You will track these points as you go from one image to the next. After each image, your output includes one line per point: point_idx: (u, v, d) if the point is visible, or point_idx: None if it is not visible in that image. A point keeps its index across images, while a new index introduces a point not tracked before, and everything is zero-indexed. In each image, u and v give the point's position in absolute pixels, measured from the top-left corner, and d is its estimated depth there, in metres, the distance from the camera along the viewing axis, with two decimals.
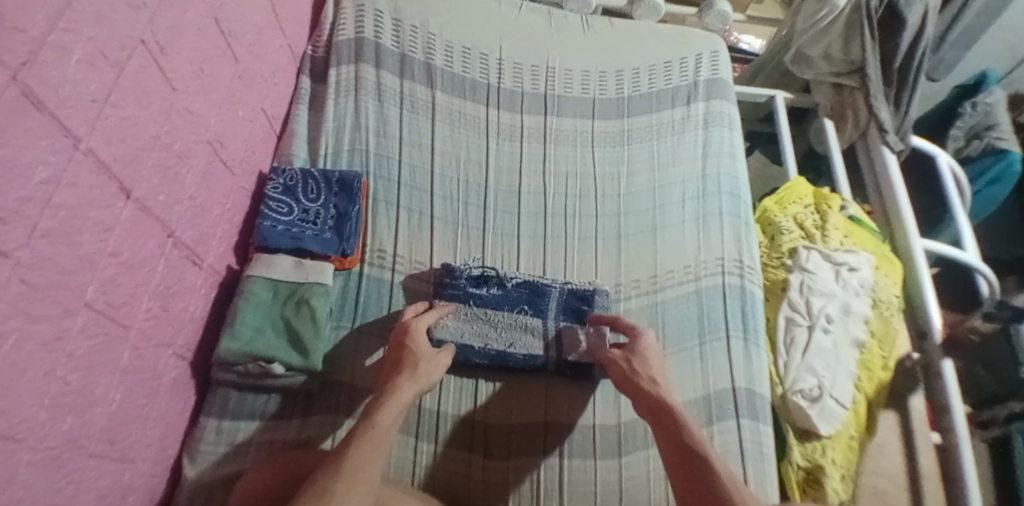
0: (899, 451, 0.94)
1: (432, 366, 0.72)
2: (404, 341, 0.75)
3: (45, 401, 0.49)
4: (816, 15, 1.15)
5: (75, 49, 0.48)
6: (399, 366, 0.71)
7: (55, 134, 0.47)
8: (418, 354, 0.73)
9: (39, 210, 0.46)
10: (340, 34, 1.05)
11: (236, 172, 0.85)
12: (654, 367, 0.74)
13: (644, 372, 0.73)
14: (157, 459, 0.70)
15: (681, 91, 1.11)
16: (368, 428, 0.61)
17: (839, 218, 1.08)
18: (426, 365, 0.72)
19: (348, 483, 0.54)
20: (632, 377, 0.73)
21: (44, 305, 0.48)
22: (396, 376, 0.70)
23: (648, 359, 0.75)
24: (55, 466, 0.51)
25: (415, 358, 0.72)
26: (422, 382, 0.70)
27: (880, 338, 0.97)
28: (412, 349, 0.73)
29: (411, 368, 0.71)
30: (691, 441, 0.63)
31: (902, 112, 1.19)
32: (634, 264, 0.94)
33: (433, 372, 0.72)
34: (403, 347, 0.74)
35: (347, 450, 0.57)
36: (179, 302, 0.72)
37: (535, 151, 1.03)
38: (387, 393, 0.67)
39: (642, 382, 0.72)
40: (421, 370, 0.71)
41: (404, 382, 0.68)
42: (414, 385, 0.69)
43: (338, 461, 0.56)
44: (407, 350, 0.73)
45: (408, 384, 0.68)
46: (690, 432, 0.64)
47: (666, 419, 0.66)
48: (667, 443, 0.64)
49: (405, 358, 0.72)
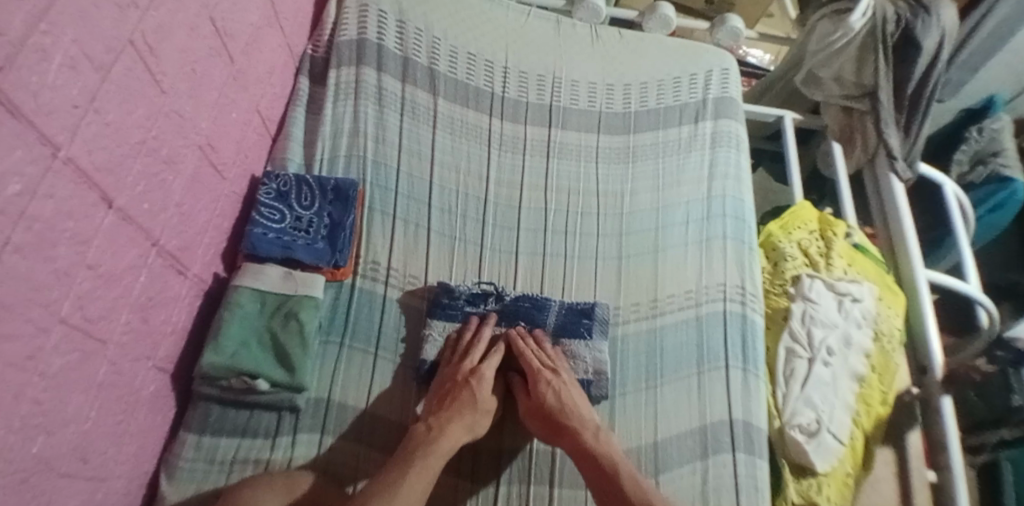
0: (894, 488, 0.92)
1: (488, 408, 0.75)
2: (470, 378, 0.77)
3: (14, 422, 0.46)
4: (832, 37, 1.13)
5: (55, 52, 0.45)
6: (459, 405, 0.73)
7: (31, 142, 0.43)
8: (478, 392, 0.75)
9: (12, 224, 0.42)
10: (342, 35, 1.02)
11: (227, 177, 0.81)
12: (571, 405, 0.75)
13: (558, 416, 0.74)
14: (132, 475, 0.67)
15: (689, 108, 1.08)
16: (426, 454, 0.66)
17: (844, 246, 1.05)
18: (484, 406, 0.75)
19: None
20: (551, 423, 0.74)
21: (15, 323, 0.45)
22: (456, 414, 0.72)
23: (562, 399, 0.75)
24: (23, 490, 0.48)
25: (473, 394, 0.75)
26: (475, 432, 0.73)
27: (880, 371, 0.95)
28: (475, 388, 0.75)
29: (472, 408, 0.74)
30: (626, 487, 0.66)
31: (913, 138, 1.17)
32: (634, 286, 0.92)
33: (487, 415, 0.75)
34: (466, 382, 0.76)
35: (411, 469, 0.64)
36: (161, 313, 0.68)
37: (538, 165, 1.00)
38: (440, 429, 0.70)
39: (563, 428, 0.73)
40: (479, 412, 0.74)
41: (459, 426, 0.71)
42: (466, 430, 0.72)
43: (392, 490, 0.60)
44: (471, 387, 0.76)
45: (464, 428, 0.72)
46: (624, 474, 0.68)
47: (596, 468, 0.69)
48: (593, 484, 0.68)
49: (464, 394, 0.75)
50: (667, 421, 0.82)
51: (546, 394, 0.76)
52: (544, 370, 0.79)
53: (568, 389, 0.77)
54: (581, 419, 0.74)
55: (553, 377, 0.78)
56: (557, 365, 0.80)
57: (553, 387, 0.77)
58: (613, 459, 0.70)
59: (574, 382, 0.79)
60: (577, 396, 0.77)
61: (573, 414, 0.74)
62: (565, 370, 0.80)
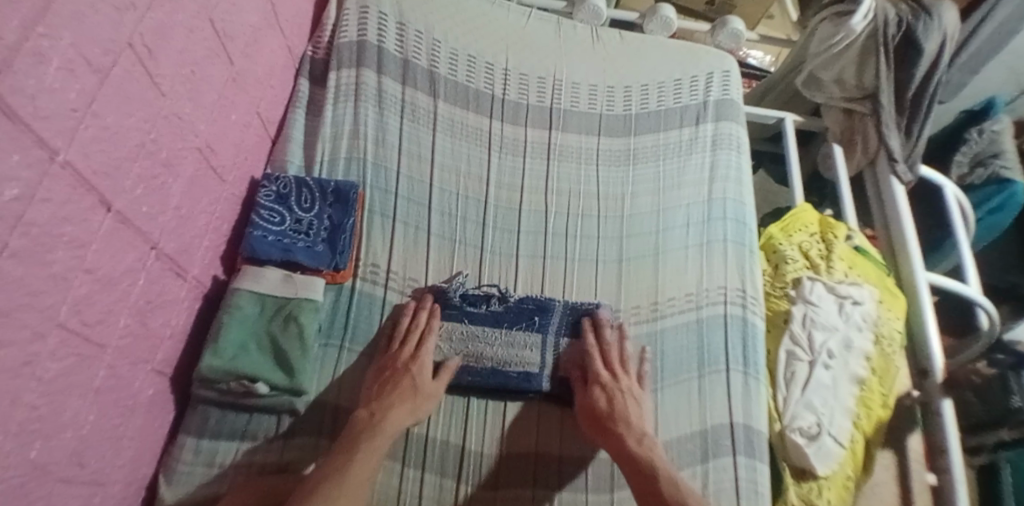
0: (894, 491, 0.92)
1: (430, 392, 0.75)
2: (410, 364, 0.76)
3: (10, 428, 0.46)
4: (832, 39, 1.12)
5: (53, 56, 0.45)
6: (399, 388, 0.73)
7: (28, 146, 0.43)
8: (416, 375, 0.75)
9: (8, 228, 0.42)
10: (342, 37, 1.02)
11: (226, 179, 0.81)
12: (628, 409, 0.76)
13: (608, 420, 0.75)
14: (131, 479, 0.67)
15: (690, 110, 1.08)
16: (370, 437, 0.67)
17: (845, 249, 1.05)
18: (426, 388, 0.75)
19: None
20: (602, 428, 0.75)
21: (11, 328, 0.44)
22: (398, 400, 0.72)
23: (613, 405, 0.76)
24: (19, 495, 0.48)
25: (412, 378, 0.75)
26: (418, 414, 0.73)
27: (880, 375, 0.95)
28: (416, 374, 0.75)
29: (412, 390, 0.74)
30: (665, 492, 0.66)
31: (913, 140, 1.17)
32: (634, 289, 0.92)
33: (431, 399, 0.75)
34: (406, 369, 0.76)
35: (357, 457, 0.64)
36: (160, 317, 0.68)
37: (538, 167, 1.00)
38: (382, 413, 0.70)
39: (610, 431, 0.74)
40: (421, 395, 0.74)
41: (399, 409, 0.71)
42: (410, 414, 0.72)
43: (342, 472, 0.62)
44: (411, 372, 0.75)
45: (405, 411, 0.72)
46: (662, 479, 0.68)
47: (638, 472, 0.69)
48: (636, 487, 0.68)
49: (405, 380, 0.74)
50: (667, 424, 0.82)
51: (600, 397, 0.77)
52: (601, 373, 0.79)
53: (623, 394, 0.77)
54: (630, 425, 0.74)
55: (609, 381, 0.78)
56: (619, 367, 0.80)
57: (606, 392, 0.77)
58: (654, 464, 0.70)
59: (632, 386, 0.79)
60: (631, 402, 0.77)
61: (622, 418, 0.74)
62: (623, 373, 0.80)
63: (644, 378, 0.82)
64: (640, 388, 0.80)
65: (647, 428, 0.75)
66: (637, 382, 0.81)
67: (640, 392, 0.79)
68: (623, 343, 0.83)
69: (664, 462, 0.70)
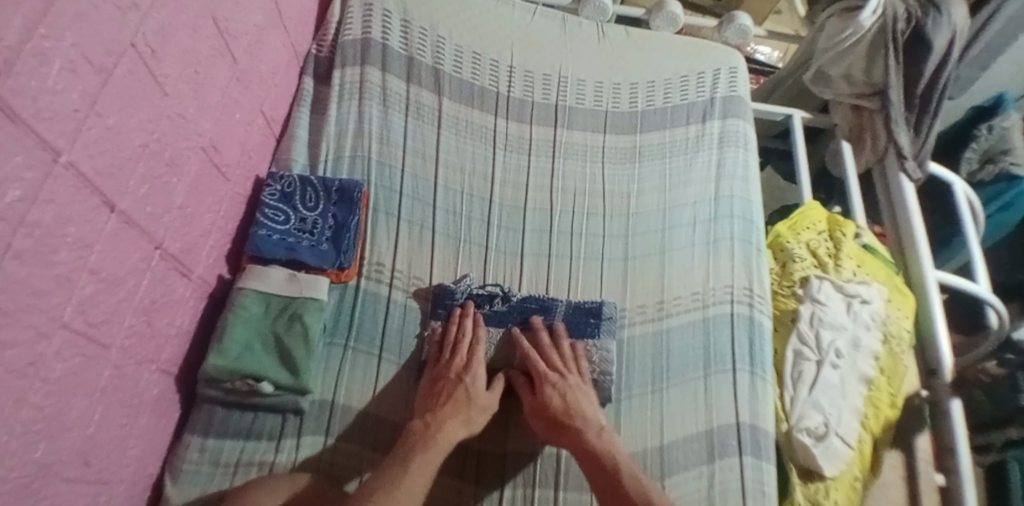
0: (902, 492, 0.91)
1: (485, 403, 0.74)
2: (463, 375, 0.76)
3: (15, 430, 0.46)
4: (841, 35, 1.11)
5: (55, 57, 0.44)
6: (452, 399, 0.72)
7: (31, 148, 0.43)
8: (471, 386, 0.75)
9: (12, 230, 0.42)
10: (346, 34, 1.01)
11: (231, 178, 0.81)
12: (584, 405, 0.74)
13: (560, 416, 0.73)
14: (136, 478, 0.67)
15: (696, 107, 1.07)
16: (426, 447, 0.66)
17: (853, 247, 1.04)
18: (478, 398, 0.74)
19: None
20: (554, 425, 0.73)
21: (16, 329, 0.44)
22: (453, 411, 0.71)
23: (566, 402, 0.74)
24: (24, 495, 0.48)
25: (466, 387, 0.74)
26: (472, 426, 0.72)
27: (889, 374, 0.94)
28: (470, 385, 0.75)
29: (465, 401, 0.73)
30: (628, 487, 0.66)
31: (923, 137, 1.15)
32: (640, 288, 0.91)
33: (484, 411, 0.74)
34: (460, 379, 0.75)
35: (409, 468, 0.62)
36: (165, 316, 0.68)
37: (543, 165, 0.99)
38: (435, 424, 0.69)
39: (564, 426, 0.72)
40: (474, 405, 0.73)
41: (453, 421, 0.70)
42: (464, 427, 0.71)
43: (398, 481, 0.60)
44: (466, 383, 0.75)
45: (460, 423, 0.71)
46: (623, 470, 0.67)
47: (597, 465, 0.68)
48: (598, 483, 0.67)
49: (460, 390, 0.74)
50: (672, 423, 0.81)
51: (549, 395, 0.75)
52: (547, 371, 0.77)
53: (571, 389, 0.76)
54: (586, 419, 0.73)
55: (557, 379, 0.77)
56: (562, 364, 0.79)
57: (555, 389, 0.75)
58: (613, 457, 0.69)
59: (579, 382, 0.78)
60: (581, 397, 0.76)
61: (575, 414, 0.73)
62: (568, 370, 0.79)
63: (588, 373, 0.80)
64: (586, 384, 0.79)
65: (602, 420, 0.74)
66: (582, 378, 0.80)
67: (587, 388, 0.78)
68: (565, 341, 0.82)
69: (622, 453, 0.70)
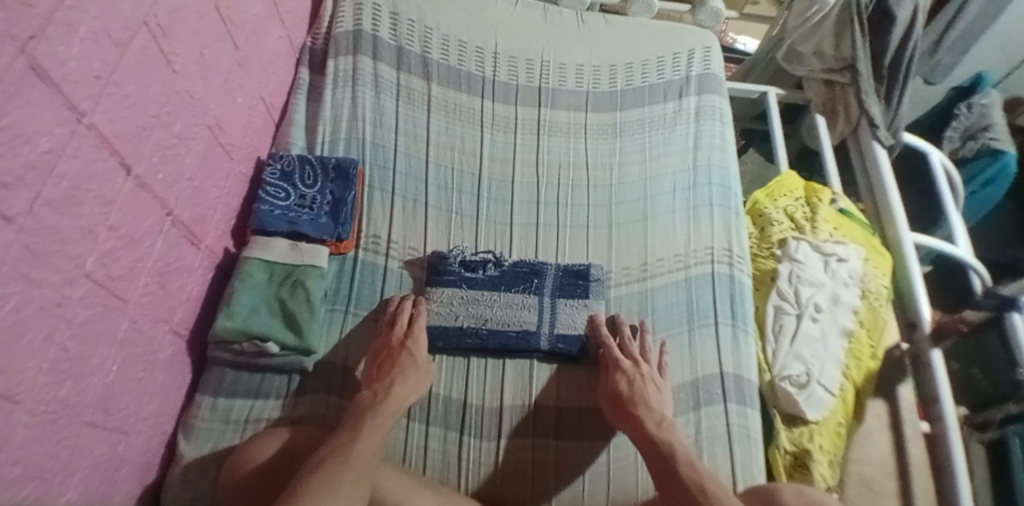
0: (889, 438, 0.95)
1: (426, 368, 0.77)
2: (405, 343, 0.78)
3: (44, 365, 0.50)
4: (807, 13, 1.17)
5: (80, 26, 0.50)
6: (398, 366, 0.75)
7: (58, 106, 0.48)
8: (414, 352, 0.77)
9: (41, 179, 0.47)
10: (339, 27, 1.08)
11: (235, 157, 0.87)
12: (651, 395, 0.75)
13: (630, 402, 0.74)
14: (152, 432, 0.72)
15: (673, 85, 1.13)
16: (374, 425, 0.65)
17: (829, 211, 1.08)
18: (422, 364, 0.77)
19: (345, 478, 0.58)
20: (622, 411, 0.74)
21: (45, 271, 0.49)
22: (398, 376, 0.73)
23: (634, 388, 0.76)
24: (52, 430, 0.52)
25: (413, 355, 0.77)
26: (419, 382, 0.75)
27: (869, 327, 0.98)
28: (412, 351, 0.77)
29: (411, 366, 0.76)
30: (680, 467, 0.65)
31: (893, 109, 1.21)
32: (624, 251, 0.96)
33: (427, 376, 0.77)
34: (402, 346, 0.78)
35: (356, 439, 0.62)
36: (177, 280, 0.73)
37: (530, 142, 1.05)
38: (387, 391, 0.71)
39: (631, 413, 0.73)
40: (419, 368, 0.76)
41: (399, 385, 0.72)
42: (413, 390, 0.73)
43: (347, 449, 0.61)
44: (408, 349, 0.77)
45: (409, 382, 0.73)
46: (679, 460, 0.66)
47: (656, 455, 0.68)
48: (653, 465, 0.67)
49: (404, 358, 0.76)
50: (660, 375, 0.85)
51: (622, 380, 0.77)
52: (622, 360, 0.79)
53: (643, 379, 0.77)
54: (650, 408, 0.73)
55: (630, 367, 0.78)
56: (640, 357, 0.81)
57: (627, 377, 0.77)
58: (673, 446, 0.68)
59: (653, 372, 0.79)
60: (651, 386, 0.77)
61: (642, 400, 0.74)
62: (645, 362, 0.80)
63: (665, 368, 0.82)
64: (660, 377, 0.80)
65: (667, 413, 0.74)
66: (658, 371, 0.81)
67: (660, 379, 0.80)
68: (644, 337, 0.84)
69: (683, 445, 0.69)
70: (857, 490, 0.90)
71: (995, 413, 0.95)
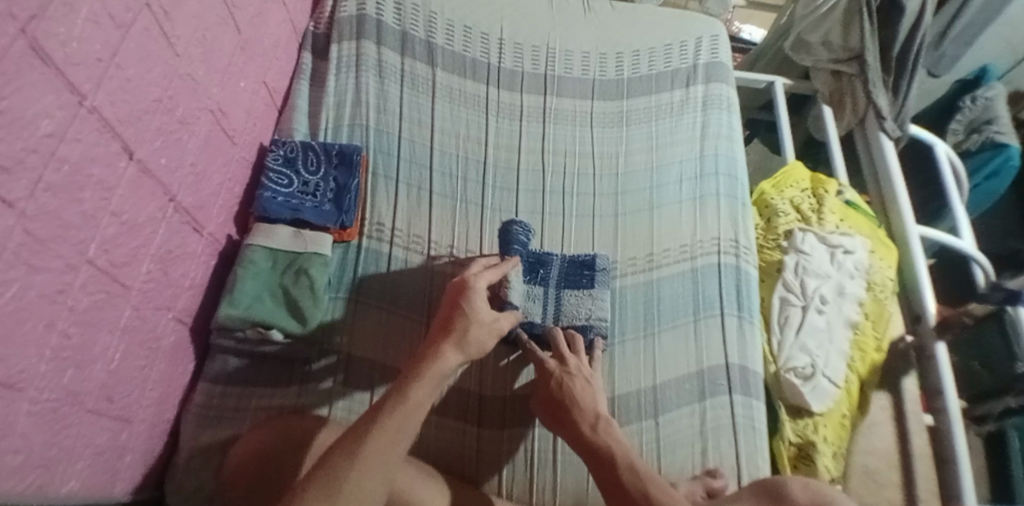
0: (892, 429, 0.95)
1: (487, 327, 0.67)
2: (461, 297, 0.68)
3: (45, 353, 0.49)
4: (816, 2, 1.20)
5: (82, 7, 0.49)
6: (449, 329, 0.65)
7: (60, 89, 0.47)
8: (472, 316, 0.67)
9: (43, 162, 0.46)
10: (341, 12, 1.07)
11: (238, 142, 0.86)
12: (580, 394, 0.70)
13: (562, 408, 0.69)
14: (155, 421, 0.71)
15: (680, 73, 1.11)
16: (394, 409, 0.55)
17: (836, 203, 1.08)
18: (477, 331, 0.66)
19: (356, 481, 0.50)
20: (556, 414, 0.70)
21: (47, 257, 0.48)
22: (443, 339, 0.64)
23: (563, 388, 0.71)
24: (53, 418, 0.51)
25: (468, 321, 0.66)
26: (469, 351, 0.64)
27: (874, 319, 0.97)
28: (468, 310, 0.67)
29: (461, 333, 0.65)
30: (622, 474, 0.58)
31: (900, 100, 1.20)
32: (631, 241, 0.95)
33: (487, 336, 0.67)
34: (457, 305, 0.68)
35: (369, 431, 0.53)
36: (179, 267, 0.72)
37: (536, 130, 1.03)
38: (430, 359, 0.61)
39: (564, 420, 0.69)
40: (471, 337, 0.65)
41: (448, 349, 0.63)
42: (461, 351, 0.64)
43: (356, 447, 0.51)
44: (462, 309, 0.67)
45: (453, 350, 0.63)
46: (622, 465, 0.59)
47: (595, 459, 0.62)
48: (598, 474, 0.61)
49: (458, 319, 0.66)
50: (663, 367, 0.84)
51: (548, 383, 0.72)
52: (548, 362, 0.75)
53: (571, 377, 0.72)
54: (582, 408, 0.68)
55: (556, 368, 0.74)
56: (568, 352, 0.77)
57: (557, 379, 0.72)
58: (612, 447, 0.62)
59: (581, 367, 0.75)
60: (583, 384, 0.72)
61: (573, 401, 0.69)
62: (571, 355, 0.76)
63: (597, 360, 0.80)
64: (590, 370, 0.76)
65: (602, 409, 0.69)
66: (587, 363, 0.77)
67: (591, 373, 0.75)
68: (574, 340, 0.79)
69: (623, 444, 0.63)
70: (859, 479, 0.90)
71: (995, 406, 0.97)
